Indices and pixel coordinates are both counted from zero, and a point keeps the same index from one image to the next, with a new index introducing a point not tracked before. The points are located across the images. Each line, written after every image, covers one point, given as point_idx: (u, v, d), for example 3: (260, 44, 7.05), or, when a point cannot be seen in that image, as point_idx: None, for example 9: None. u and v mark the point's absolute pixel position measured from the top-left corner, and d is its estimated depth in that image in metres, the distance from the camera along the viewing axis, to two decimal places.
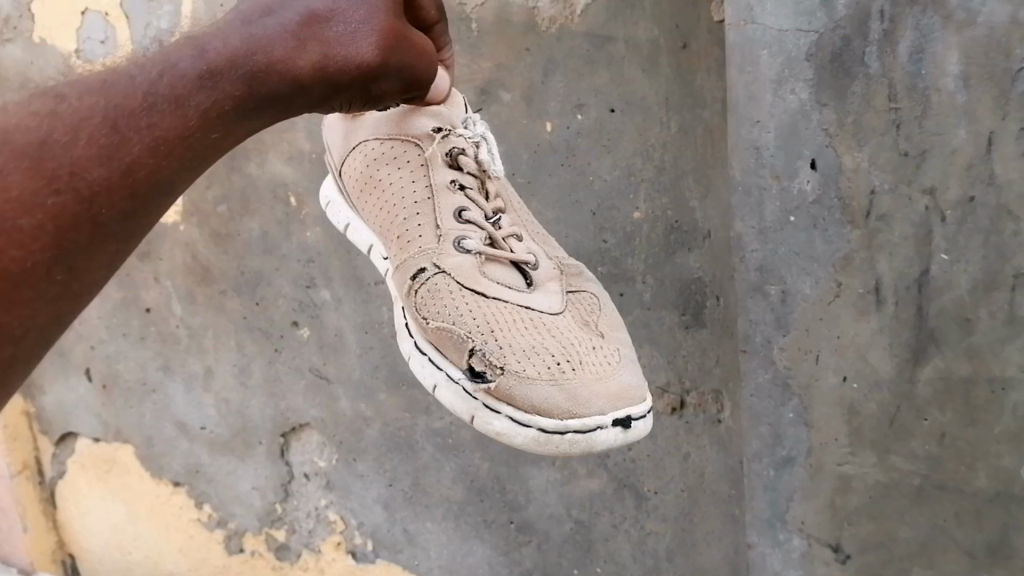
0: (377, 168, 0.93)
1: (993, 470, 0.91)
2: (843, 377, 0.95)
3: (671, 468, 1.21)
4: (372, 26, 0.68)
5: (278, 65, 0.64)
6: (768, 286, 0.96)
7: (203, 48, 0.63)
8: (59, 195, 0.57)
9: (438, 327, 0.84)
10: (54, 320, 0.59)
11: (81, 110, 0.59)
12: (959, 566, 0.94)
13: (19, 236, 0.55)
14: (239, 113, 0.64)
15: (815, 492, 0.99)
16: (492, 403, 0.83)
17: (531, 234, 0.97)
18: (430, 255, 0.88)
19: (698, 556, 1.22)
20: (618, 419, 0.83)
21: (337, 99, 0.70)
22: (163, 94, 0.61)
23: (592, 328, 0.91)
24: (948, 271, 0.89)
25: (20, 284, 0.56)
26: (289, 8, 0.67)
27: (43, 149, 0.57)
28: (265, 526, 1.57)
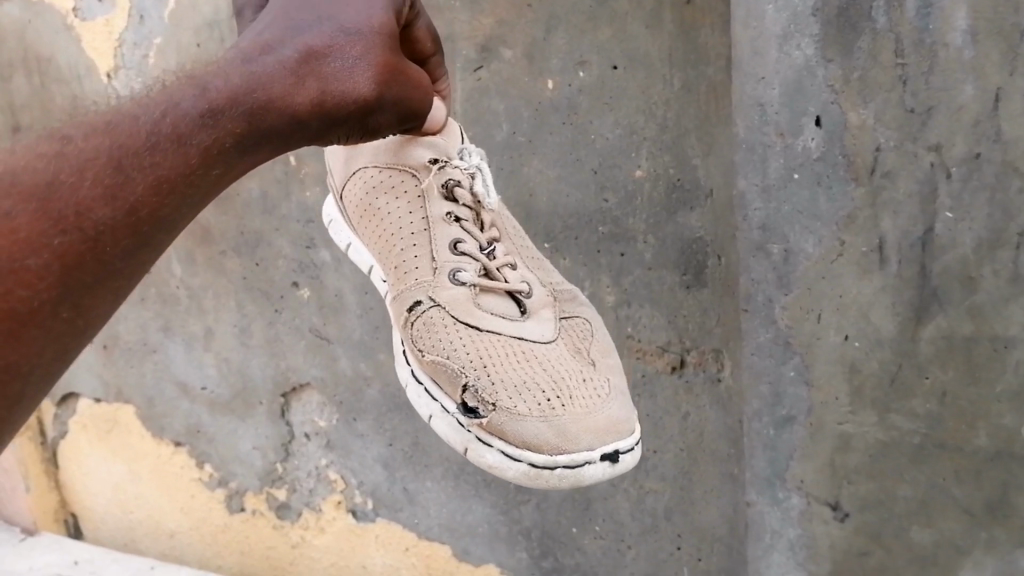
0: (375, 196, 0.96)
1: (994, 428, 0.91)
2: (845, 336, 0.95)
3: (671, 428, 1.21)
4: (369, 61, 0.70)
5: (276, 101, 0.65)
6: (770, 245, 0.96)
7: (205, 86, 0.63)
8: (65, 235, 0.57)
9: (433, 360, 0.88)
10: (59, 357, 0.59)
11: (86, 150, 0.59)
12: (958, 525, 0.94)
13: (25, 277, 0.55)
14: (240, 148, 0.64)
15: (815, 451, 0.99)
16: (485, 436, 0.85)
17: (526, 261, 0.99)
18: (426, 288, 0.91)
19: (697, 515, 1.22)
20: (607, 453, 0.84)
21: (334, 133, 0.72)
22: (165, 133, 0.61)
23: (583, 356, 0.93)
24: (952, 228, 0.89)
25: (26, 324, 0.56)
26: (288, 45, 0.68)
27: (50, 190, 0.57)
28: (265, 485, 1.58)
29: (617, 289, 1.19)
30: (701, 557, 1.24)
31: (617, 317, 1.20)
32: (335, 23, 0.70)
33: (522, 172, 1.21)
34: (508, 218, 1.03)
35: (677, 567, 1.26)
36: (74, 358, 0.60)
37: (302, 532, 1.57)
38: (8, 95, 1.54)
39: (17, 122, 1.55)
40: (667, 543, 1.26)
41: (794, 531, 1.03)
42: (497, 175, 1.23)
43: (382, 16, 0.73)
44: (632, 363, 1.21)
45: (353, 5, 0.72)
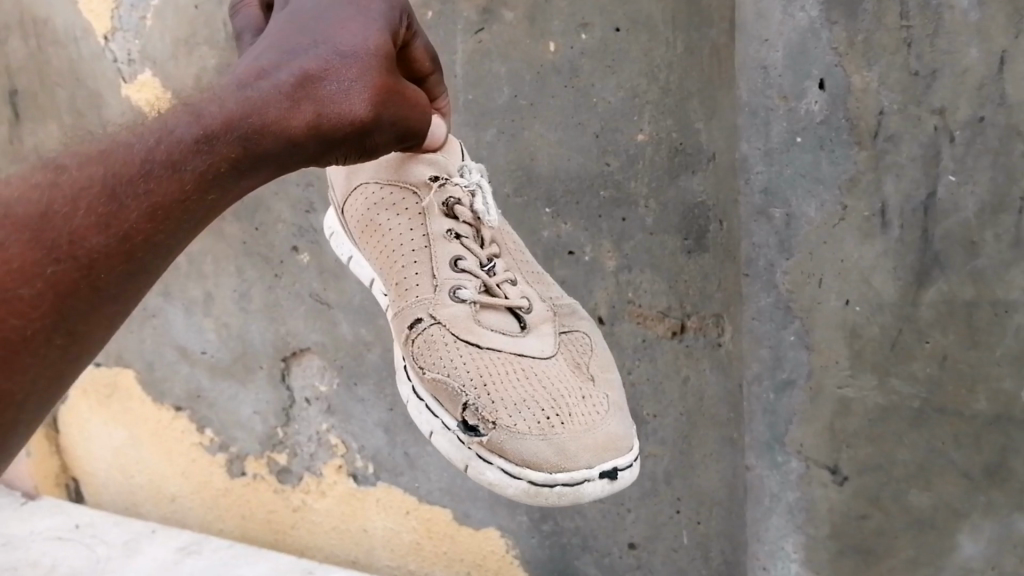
0: (377, 213, 0.98)
1: (993, 392, 0.92)
2: (846, 300, 0.95)
3: (670, 392, 1.21)
4: (364, 83, 0.74)
5: (272, 125, 0.69)
6: (772, 209, 0.96)
7: (199, 113, 0.66)
8: (58, 264, 0.58)
9: (434, 378, 0.90)
10: (53, 384, 0.60)
11: (80, 179, 0.61)
12: (957, 488, 0.95)
13: (19, 306, 0.56)
14: (236, 171, 0.67)
15: (814, 415, 0.99)
16: (486, 454, 0.88)
17: (525, 275, 1.01)
18: (427, 305, 0.93)
19: (697, 478, 1.23)
20: (605, 471, 0.87)
21: (332, 155, 0.76)
22: (159, 160, 0.63)
23: (581, 370, 0.95)
24: (955, 193, 0.89)
25: (20, 351, 0.56)
26: (284, 70, 0.72)
27: (44, 219, 0.59)
28: (266, 450, 1.59)
29: (618, 253, 1.19)
30: (700, 520, 1.25)
31: (618, 282, 1.20)
32: (330, 47, 0.75)
33: (523, 136, 1.20)
34: (508, 233, 1.05)
35: (676, 530, 1.27)
36: (68, 385, 0.61)
37: (303, 496, 1.58)
38: (6, 57, 1.53)
39: (14, 87, 1.54)
40: (667, 507, 1.27)
41: (793, 495, 1.03)
42: (498, 139, 1.22)
43: (378, 39, 0.78)
44: (632, 328, 1.21)
45: (348, 30, 0.77)
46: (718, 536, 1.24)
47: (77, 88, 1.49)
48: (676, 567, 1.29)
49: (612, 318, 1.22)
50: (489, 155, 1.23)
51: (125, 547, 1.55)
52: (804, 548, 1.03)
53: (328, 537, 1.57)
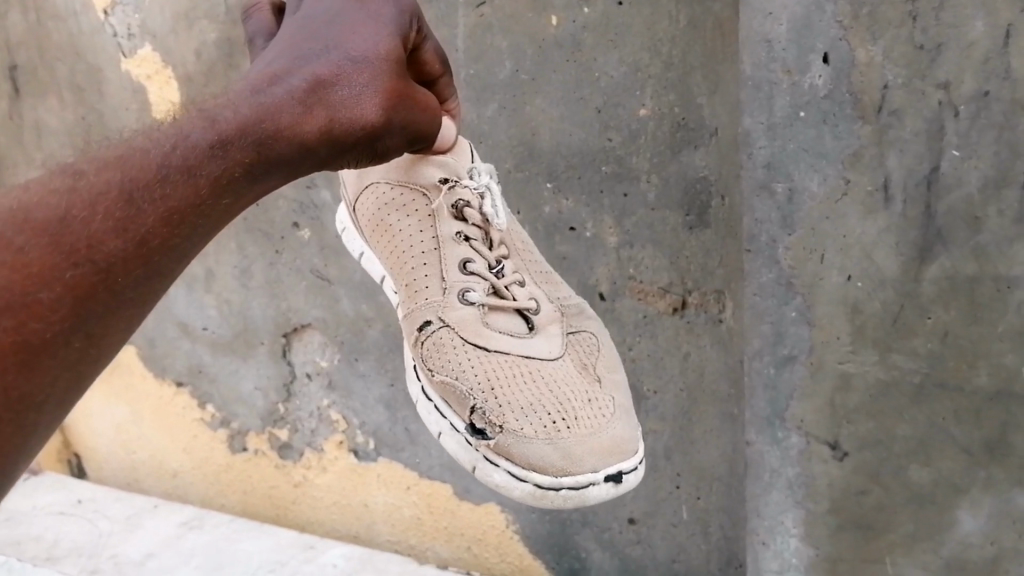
0: (388, 213, 0.98)
1: (995, 367, 0.92)
2: (849, 276, 0.94)
3: (671, 368, 1.21)
4: (375, 88, 0.74)
5: (286, 130, 0.68)
6: (775, 183, 0.95)
7: (214, 118, 0.66)
8: (77, 268, 0.59)
9: (443, 380, 0.91)
10: (71, 387, 0.60)
11: (98, 185, 0.61)
12: (957, 463, 0.96)
13: (37, 309, 0.57)
14: (249, 176, 0.67)
15: (815, 390, 0.99)
16: (492, 457, 0.89)
17: (533, 276, 1.02)
18: (436, 308, 0.94)
19: (697, 454, 1.23)
20: (610, 475, 0.88)
21: (343, 159, 0.75)
22: (175, 165, 0.63)
23: (589, 372, 0.96)
24: (959, 167, 0.88)
25: (39, 354, 0.57)
26: (297, 76, 0.72)
27: (62, 225, 0.59)
28: (267, 425, 1.59)
29: (619, 229, 1.19)
30: (700, 495, 1.25)
31: (619, 257, 1.20)
32: (341, 53, 0.74)
33: (525, 110, 1.20)
34: (515, 232, 1.05)
35: (676, 505, 1.27)
36: (88, 387, 0.62)
37: (304, 471, 1.58)
38: (6, 33, 1.53)
39: (13, 62, 1.54)
40: (667, 482, 1.27)
41: (793, 471, 1.03)
42: (499, 115, 1.21)
43: (388, 44, 0.77)
44: (633, 304, 1.21)
45: (358, 35, 0.76)
46: (718, 512, 1.24)
47: (76, 63, 1.48)
48: (676, 543, 1.29)
49: (613, 294, 1.22)
50: (490, 130, 1.23)
51: (127, 521, 1.55)
52: (803, 523, 1.03)
53: (328, 512, 1.58)
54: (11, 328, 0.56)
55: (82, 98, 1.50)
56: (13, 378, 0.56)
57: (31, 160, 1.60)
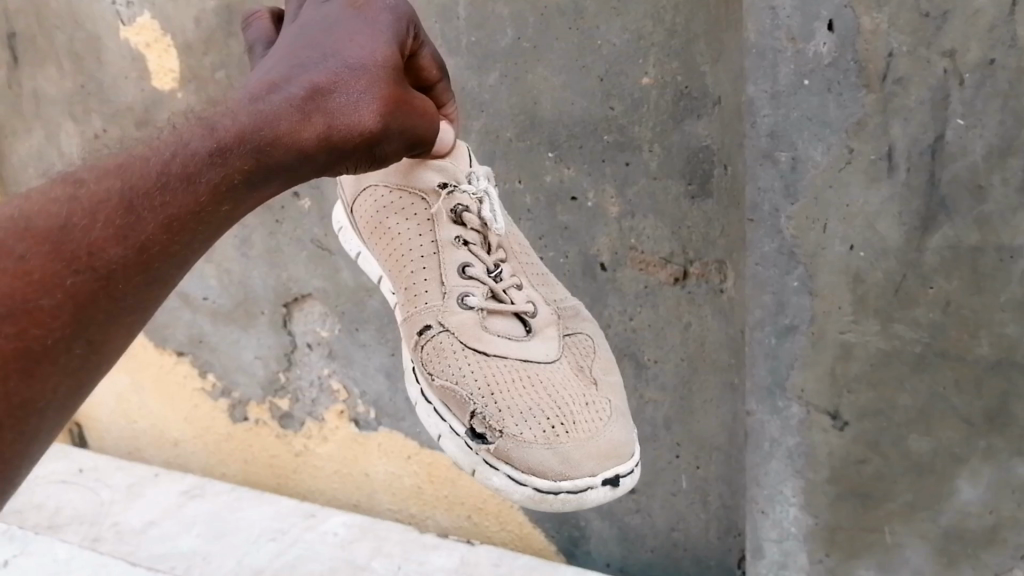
0: (387, 216, 0.99)
1: (996, 338, 0.92)
2: (851, 246, 0.94)
3: (672, 338, 1.21)
4: (373, 94, 0.73)
5: (285, 137, 0.68)
6: (778, 152, 0.95)
7: (213, 126, 0.66)
8: (77, 275, 0.59)
9: (443, 385, 0.91)
10: (72, 394, 0.61)
11: (99, 193, 0.61)
12: (956, 432, 0.96)
13: (39, 316, 0.58)
14: (248, 184, 0.66)
15: (815, 360, 1.00)
16: (492, 460, 0.88)
17: (531, 278, 1.02)
18: (435, 312, 0.94)
19: (697, 424, 1.24)
20: (608, 478, 0.87)
21: (342, 165, 0.75)
22: (175, 172, 0.63)
23: (586, 374, 0.96)
24: (964, 136, 0.88)
25: (40, 361, 0.58)
26: (295, 84, 0.71)
27: (63, 233, 0.60)
28: (268, 394, 1.60)
29: (621, 199, 1.19)
30: (700, 464, 1.26)
31: (621, 228, 1.20)
32: (339, 60, 0.73)
33: (527, 79, 1.19)
34: (513, 235, 1.05)
35: (676, 474, 1.28)
36: (89, 393, 0.63)
37: (305, 440, 1.59)
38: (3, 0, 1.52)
39: (11, 29, 1.53)
40: (667, 451, 1.28)
41: (793, 440, 1.04)
42: (501, 83, 1.21)
43: (386, 52, 0.76)
44: (634, 274, 1.21)
45: (357, 43, 0.75)
46: (718, 481, 1.25)
47: (75, 31, 1.47)
48: (675, 512, 1.30)
49: (614, 265, 1.22)
50: (492, 99, 1.22)
51: (128, 490, 1.56)
52: (803, 492, 1.04)
53: (330, 480, 1.58)
54: (13, 335, 0.57)
55: (81, 66, 1.49)
56: (15, 385, 0.57)
57: (30, 129, 1.59)
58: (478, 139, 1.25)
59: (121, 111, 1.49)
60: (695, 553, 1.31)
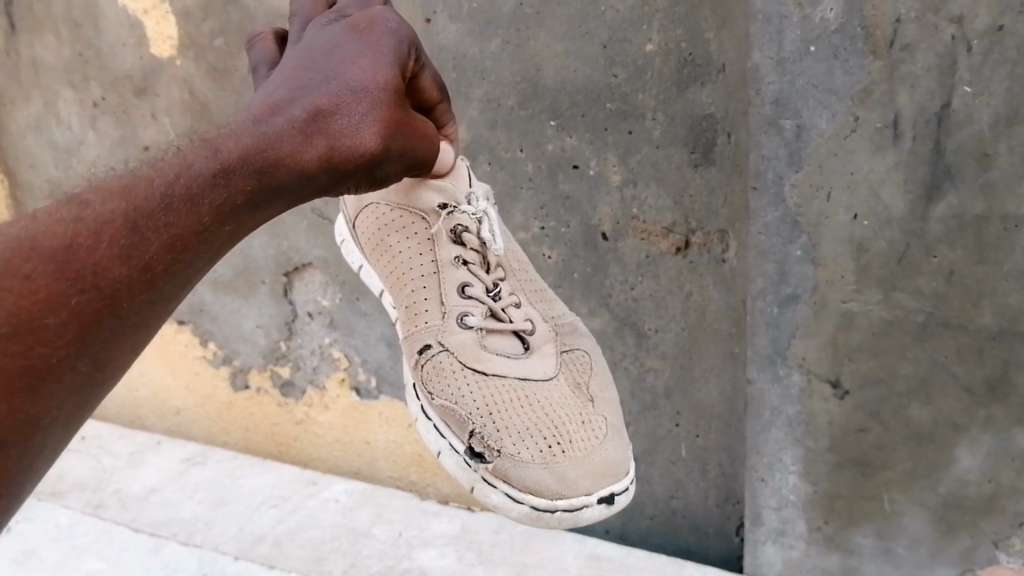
0: (387, 234, 0.98)
1: (999, 307, 0.92)
2: (855, 215, 0.94)
3: (673, 307, 1.22)
4: (374, 117, 0.73)
5: (286, 159, 0.68)
6: (782, 120, 0.94)
7: (216, 148, 0.65)
8: (83, 294, 0.58)
9: (443, 404, 0.90)
10: (75, 412, 0.60)
11: (103, 214, 0.60)
12: (957, 401, 0.96)
13: (44, 334, 0.57)
14: (249, 205, 0.66)
15: (817, 330, 1.00)
16: (491, 479, 0.87)
17: (528, 295, 1.02)
18: (435, 332, 0.94)
19: (697, 392, 1.24)
20: (602, 497, 0.87)
21: (344, 186, 0.75)
22: (179, 194, 0.62)
23: (581, 392, 0.96)
24: (971, 104, 0.86)
25: (45, 378, 0.57)
26: (298, 106, 0.71)
27: (68, 252, 0.58)
28: (269, 363, 1.60)
29: (623, 167, 1.18)
30: (700, 432, 1.26)
31: (623, 197, 1.19)
32: (342, 83, 0.74)
33: (529, 46, 1.17)
34: (512, 253, 1.05)
35: (676, 442, 1.29)
36: (93, 409, 0.62)
37: (306, 409, 1.59)
38: None
39: None
40: (667, 420, 1.28)
41: (793, 408, 1.04)
42: (502, 50, 1.19)
43: (387, 74, 0.76)
44: (636, 244, 1.21)
45: (358, 66, 0.75)
46: (718, 449, 1.26)
47: None
48: (674, 480, 1.31)
49: (615, 234, 1.22)
50: (493, 66, 1.20)
51: (132, 458, 1.56)
52: (803, 460, 1.06)
53: (331, 448, 1.59)
54: (17, 354, 0.56)
55: (78, 33, 1.48)
56: (20, 402, 0.56)
57: (27, 97, 1.58)
58: (479, 106, 1.23)
59: (120, 78, 1.48)
60: (694, 520, 1.32)
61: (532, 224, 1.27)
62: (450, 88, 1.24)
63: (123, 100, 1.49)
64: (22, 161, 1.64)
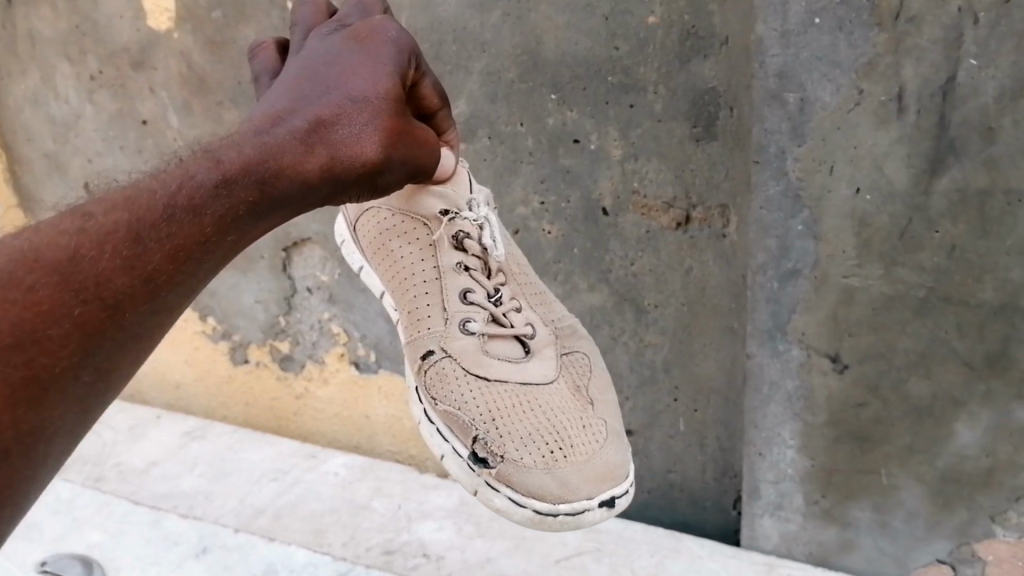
0: (389, 239, 0.99)
1: (1001, 282, 0.91)
2: (857, 189, 0.93)
3: (673, 282, 1.21)
4: (376, 126, 0.75)
5: (288, 169, 0.69)
6: (786, 94, 0.93)
7: (218, 158, 0.67)
8: (85, 304, 0.59)
9: (446, 409, 0.91)
10: (78, 425, 0.60)
11: (106, 226, 0.61)
12: (957, 375, 0.96)
13: (47, 344, 0.57)
14: (253, 215, 0.67)
15: (818, 304, 1.00)
16: (494, 483, 0.89)
17: (529, 299, 1.02)
18: (438, 338, 0.94)
19: (696, 367, 1.25)
20: (604, 500, 0.88)
21: (345, 195, 0.76)
22: (181, 205, 0.64)
23: (582, 396, 0.96)
24: (976, 76, 0.85)
25: (48, 389, 0.57)
26: (299, 117, 0.73)
27: (71, 264, 0.59)
28: (269, 337, 1.60)
29: (624, 142, 1.17)
30: (698, 407, 1.27)
31: (624, 172, 1.19)
32: (342, 92, 0.75)
33: (530, 18, 1.16)
34: (512, 256, 1.04)
35: (675, 417, 1.29)
36: (95, 423, 0.62)
37: (305, 383, 1.60)
38: None
39: None
40: (665, 394, 1.28)
41: (792, 382, 1.05)
42: (502, 22, 1.18)
43: (387, 83, 0.78)
44: (636, 219, 1.21)
45: (359, 75, 0.77)
46: (716, 423, 1.27)
47: None
48: (673, 453, 1.32)
49: (616, 209, 1.21)
50: (494, 39, 1.19)
51: (131, 431, 1.56)
52: (801, 435, 1.07)
53: (330, 423, 1.59)
54: (22, 364, 0.56)
55: (75, 5, 1.46)
56: (23, 412, 0.56)
57: (25, 70, 1.56)
58: (479, 80, 1.22)
59: (117, 52, 1.47)
60: (691, 493, 1.32)
61: (531, 198, 1.26)
62: (450, 60, 1.23)
63: (121, 73, 1.48)
64: (20, 135, 1.63)
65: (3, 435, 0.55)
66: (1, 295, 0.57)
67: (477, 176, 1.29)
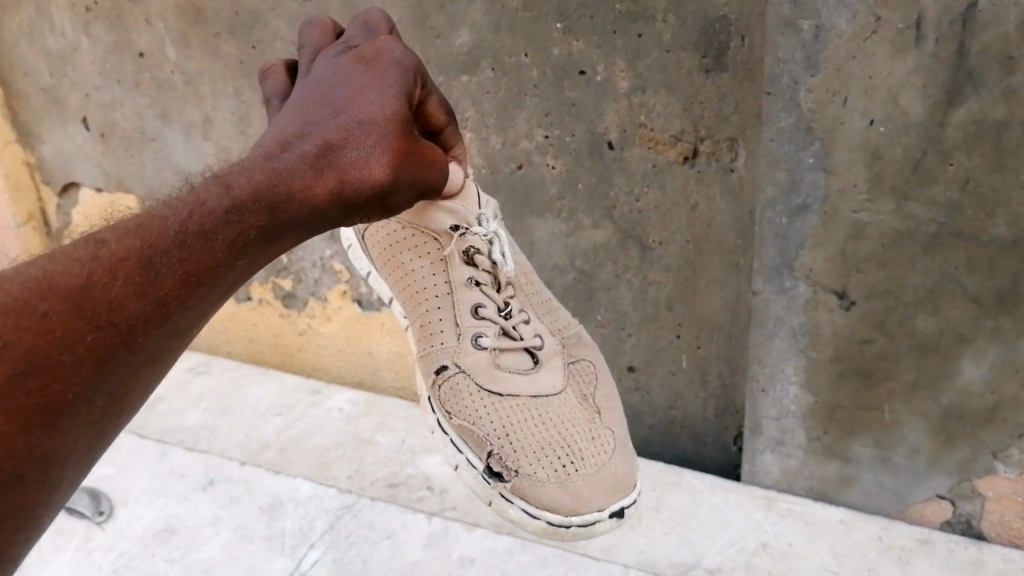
0: (400, 252, 0.97)
1: (1013, 217, 0.90)
2: (871, 121, 0.91)
3: (679, 218, 1.20)
4: (382, 148, 0.72)
5: (298, 194, 0.66)
6: (801, 21, 0.90)
7: (228, 184, 0.64)
8: (98, 330, 0.56)
9: (462, 424, 0.91)
10: (91, 447, 0.58)
11: (119, 252, 0.58)
12: (964, 312, 0.96)
13: (60, 370, 0.55)
14: (263, 239, 0.64)
15: (826, 240, 0.99)
16: (508, 495, 0.89)
17: (537, 309, 1.01)
18: (451, 353, 0.94)
19: (701, 304, 1.24)
20: (614, 511, 0.88)
21: (353, 218, 0.73)
22: (193, 231, 0.61)
23: (589, 405, 0.97)
24: (998, 3, 0.82)
25: (62, 415, 0.55)
26: (307, 142, 0.70)
27: (84, 291, 0.57)
28: (271, 276, 1.59)
29: (631, 73, 1.15)
30: (701, 344, 1.27)
31: (631, 104, 1.16)
32: (349, 116, 0.73)
33: None
34: (521, 266, 1.03)
35: (677, 354, 1.29)
36: (109, 441, 0.60)
37: (308, 320, 1.59)
38: None
39: None
40: (668, 331, 1.28)
41: (798, 319, 1.04)
42: None
43: (393, 105, 0.75)
44: (643, 153, 1.19)
45: (365, 98, 0.74)
46: (718, 360, 1.27)
47: None
48: (674, 390, 1.32)
49: (623, 143, 1.19)
50: None
51: None
52: (805, 371, 1.07)
53: (333, 360, 1.60)
54: (35, 390, 0.54)
55: None
56: (37, 437, 0.54)
57: (19, 3, 1.53)
58: (482, 9, 1.19)
59: None
60: (692, 429, 1.33)
61: (536, 133, 1.24)
62: None
63: (114, 4, 1.45)
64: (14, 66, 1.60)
65: (16, 459, 0.53)
66: (14, 323, 0.54)
67: (480, 109, 1.26)
